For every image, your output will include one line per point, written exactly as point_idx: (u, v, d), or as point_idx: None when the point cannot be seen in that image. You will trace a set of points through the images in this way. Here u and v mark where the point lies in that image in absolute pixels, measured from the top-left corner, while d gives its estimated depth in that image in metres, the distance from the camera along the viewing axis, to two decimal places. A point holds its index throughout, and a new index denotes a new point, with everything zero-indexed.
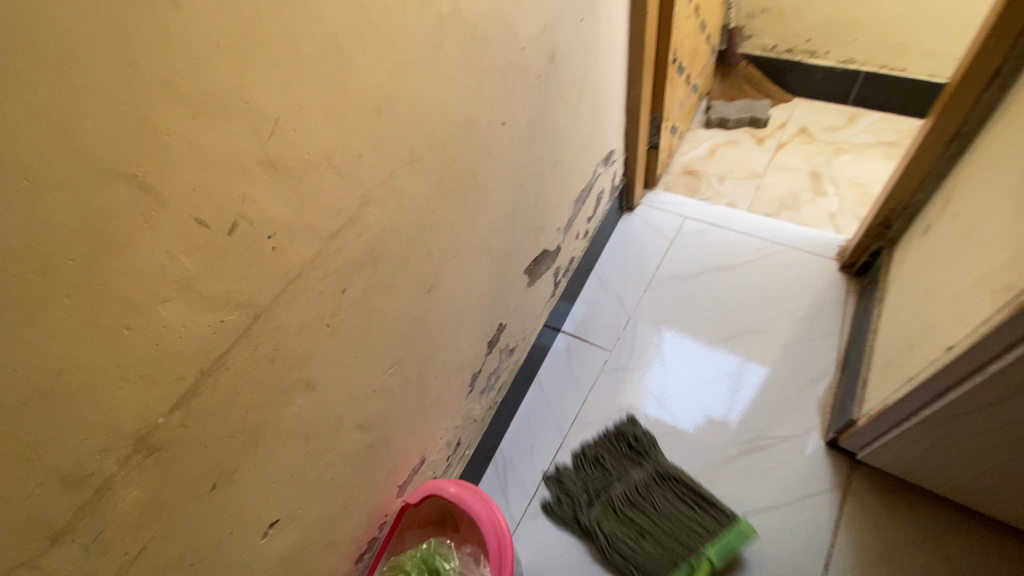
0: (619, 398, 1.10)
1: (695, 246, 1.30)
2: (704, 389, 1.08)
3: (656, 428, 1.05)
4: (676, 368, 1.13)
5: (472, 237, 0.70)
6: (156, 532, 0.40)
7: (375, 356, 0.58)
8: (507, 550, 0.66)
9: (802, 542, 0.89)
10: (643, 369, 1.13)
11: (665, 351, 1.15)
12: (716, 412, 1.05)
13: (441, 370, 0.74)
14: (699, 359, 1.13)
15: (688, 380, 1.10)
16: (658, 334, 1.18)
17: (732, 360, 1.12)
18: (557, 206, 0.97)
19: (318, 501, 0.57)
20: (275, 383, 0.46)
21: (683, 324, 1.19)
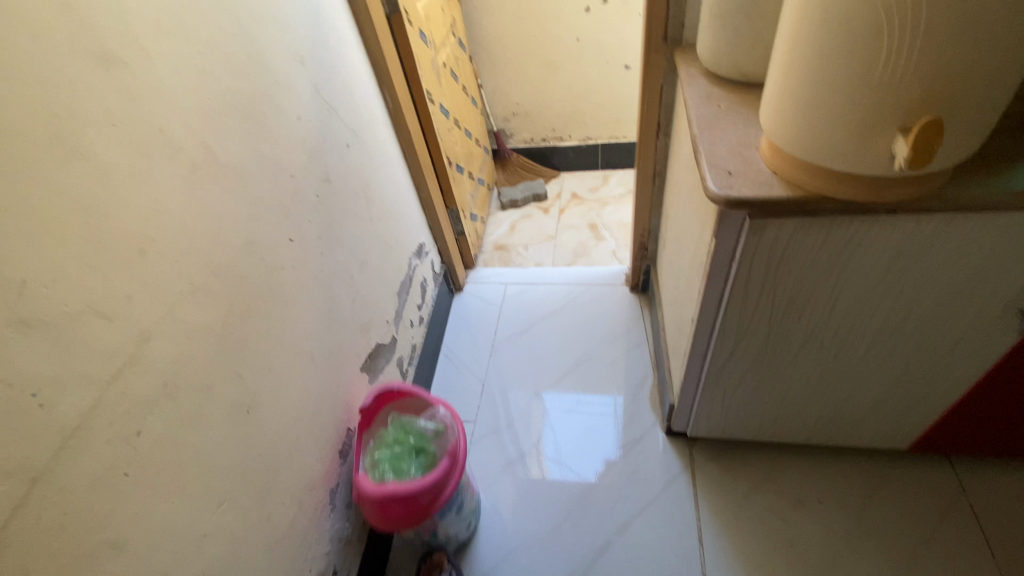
0: (520, 468, 1.12)
1: (530, 304, 1.46)
2: (591, 436, 1.16)
3: (559, 487, 1.08)
4: (560, 424, 1.19)
5: (289, 350, 0.73)
6: None
7: (200, 494, 0.56)
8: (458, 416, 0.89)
9: (677, 527, 0.99)
10: (535, 432, 1.18)
11: (550, 410, 1.22)
12: (608, 453, 1.12)
13: (290, 492, 0.72)
14: (574, 407, 1.22)
15: (573, 430, 1.17)
16: (536, 396, 1.25)
17: (606, 400, 1.22)
18: (378, 303, 1.04)
19: None
20: (73, 552, 0.43)
21: (552, 380, 1.28)
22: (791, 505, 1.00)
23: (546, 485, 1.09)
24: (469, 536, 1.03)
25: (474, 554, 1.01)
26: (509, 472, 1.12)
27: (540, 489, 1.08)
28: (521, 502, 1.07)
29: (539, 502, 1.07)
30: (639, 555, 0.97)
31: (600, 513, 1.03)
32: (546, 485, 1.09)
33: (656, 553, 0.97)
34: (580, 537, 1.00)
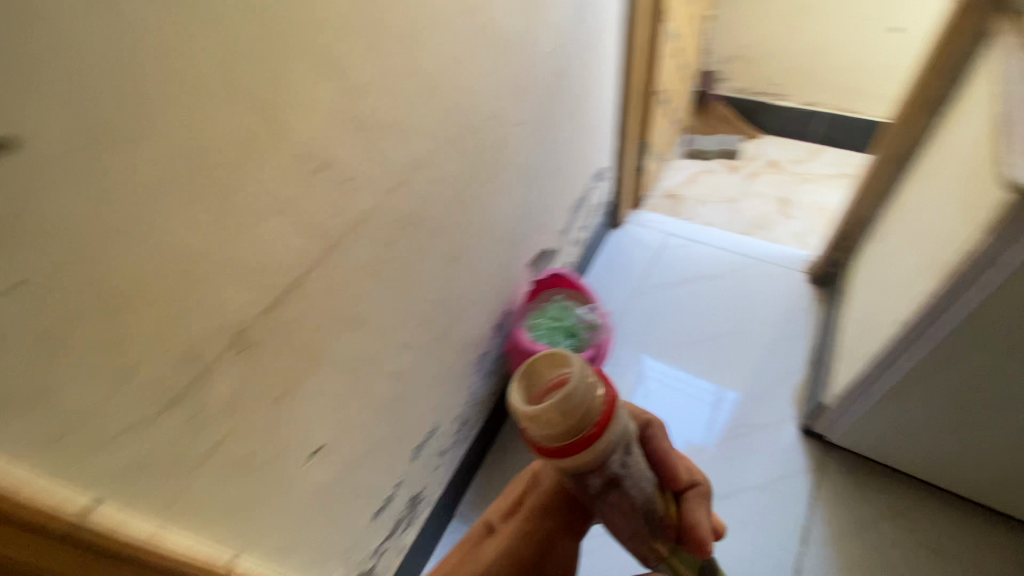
0: None
1: (662, 270, 1.40)
2: (681, 415, 1.12)
3: None
4: (654, 394, 1.16)
5: (489, 219, 0.80)
6: (235, 423, 0.46)
7: (407, 311, 0.66)
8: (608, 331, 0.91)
9: (782, 520, 0.96)
10: (627, 393, 1.16)
11: (647, 376, 1.19)
12: (699, 440, 1.07)
13: (456, 342, 0.82)
14: (676, 383, 1.17)
15: (667, 404, 1.14)
16: (639, 360, 1.22)
17: (710, 389, 1.16)
18: (558, 210, 1.08)
19: (349, 439, 0.63)
20: (335, 313, 0.53)
21: (661, 350, 1.24)
22: (923, 550, 0.91)
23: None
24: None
25: None
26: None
27: None
28: None
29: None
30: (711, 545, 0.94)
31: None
32: None
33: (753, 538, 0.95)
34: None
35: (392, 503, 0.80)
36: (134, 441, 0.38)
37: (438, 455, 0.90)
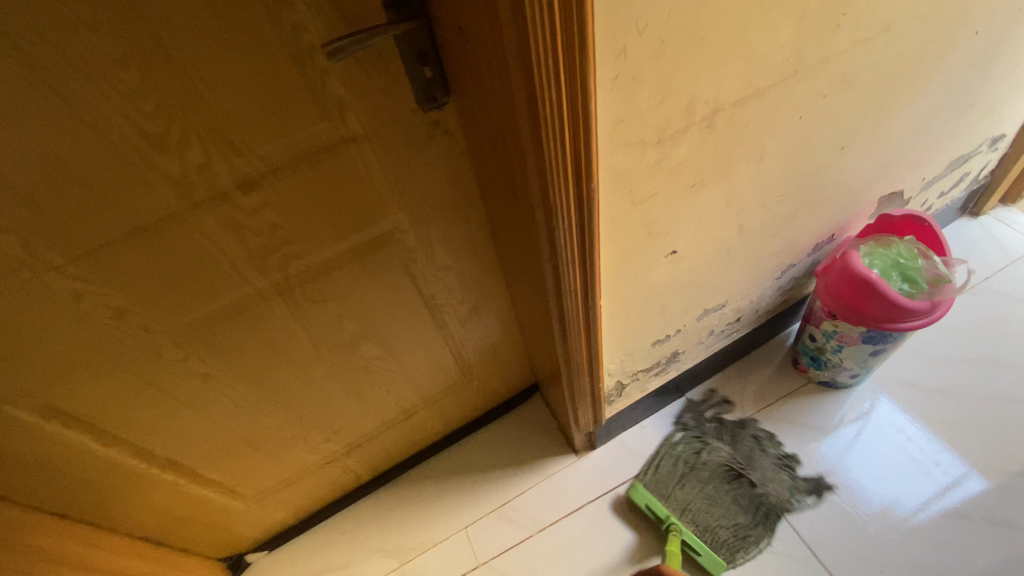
0: (794, 425, 1.04)
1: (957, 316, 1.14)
2: (895, 473, 0.96)
3: (821, 472, 0.98)
4: (869, 438, 1.00)
5: (886, 125, 0.76)
6: (664, 187, 0.58)
7: (785, 176, 0.70)
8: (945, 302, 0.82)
9: None
10: (838, 421, 1.03)
11: (871, 414, 1.03)
12: (901, 507, 0.93)
13: (787, 236, 0.84)
14: (902, 440, 1.00)
15: (878, 454, 0.99)
16: (871, 395, 1.06)
17: (946, 467, 0.96)
18: (936, 157, 0.96)
19: (686, 262, 0.73)
20: (757, 137, 0.60)
21: (906, 397, 1.05)
22: None
23: (810, 472, 0.98)
24: (814, 404, 1.05)
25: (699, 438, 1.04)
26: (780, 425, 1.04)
27: (802, 456, 1.00)
28: (772, 448, 1.01)
29: (792, 478, 0.98)
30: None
31: (845, 541, 0.91)
32: (810, 458, 0.99)
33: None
34: (804, 535, 0.92)
35: (664, 343, 0.90)
36: (631, 154, 0.51)
37: (709, 333, 0.96)
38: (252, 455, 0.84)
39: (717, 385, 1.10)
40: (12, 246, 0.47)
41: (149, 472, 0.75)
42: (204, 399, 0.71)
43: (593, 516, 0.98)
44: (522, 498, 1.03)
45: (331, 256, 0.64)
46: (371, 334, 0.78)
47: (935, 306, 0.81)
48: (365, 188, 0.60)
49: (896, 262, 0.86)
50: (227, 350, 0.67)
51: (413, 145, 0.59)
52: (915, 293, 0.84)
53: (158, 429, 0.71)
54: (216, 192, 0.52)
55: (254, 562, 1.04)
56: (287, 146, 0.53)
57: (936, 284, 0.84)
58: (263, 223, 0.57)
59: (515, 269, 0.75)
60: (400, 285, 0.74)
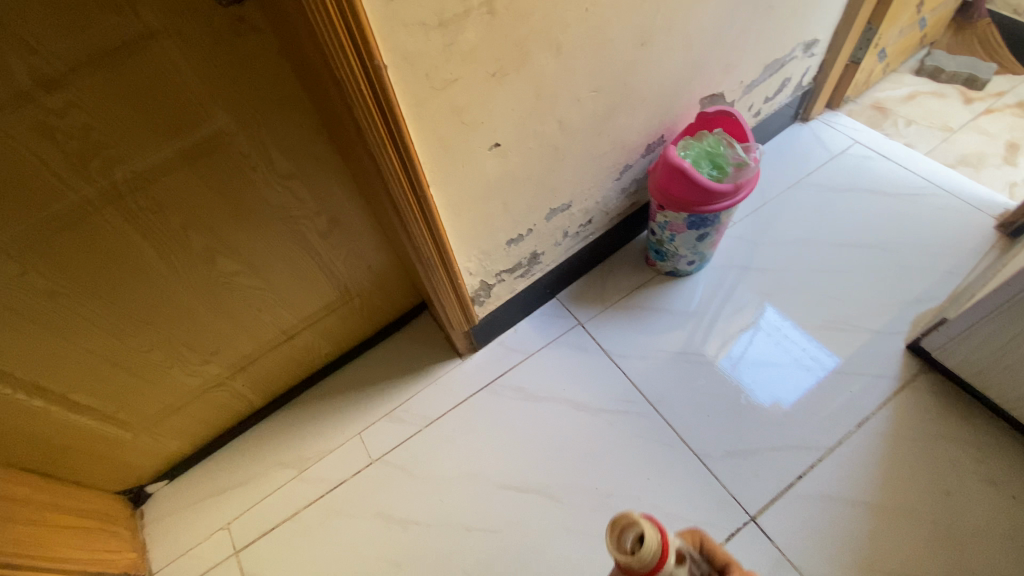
0: (696, 340, 1.13)
1: (819, 227, 1.27)
2: (781, 372, 1.08)
3: (721, 379, 1.08)
4: (758, 343, 1.12)
5: (682, 24, 0.87)
6: (463, 74, 0.65)
7: (591, 70, 0.79)
8: (747, 181, 0.96)
9: (853, 401, 1.03)
10: (732, 332, 1.14)
11: (760, 323, 1.14)
12: (786, 400, 1.04)
13: (614, 133, 0.94)
14: (786, 342, 1.11)
15: (767, 356, 1.10)
16: (757, 304, 1.17)
17: (820, 360, 1.09)
18: (749, 60, 1.08)
19: (515, 155, 0.81)
20: (546, 28, 0.68)
21: (786, 302, 1.17)
22: (978, 475, 0.94)
23: (710, 381, 1.08)
24: (664, 290, 1.20)
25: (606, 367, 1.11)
26: (685, 339, 1.13)
27: (704, 366, 1.09)
28: (676, 363, 1.10)
29: (667, 370, 1.10)
30: (717, 476, 0.98)
31: (699, 416, 1.04)
32: (710, 367, 1.09)
33: (810, 421, 1.02)
34: (646, 395, 1.07)
35: (521, 243, 0.99)
36: (414, 38, 0.57)
37: (564, 234, 1.07)
38: (127, 379, 0.87)
39: (584, 285, 1.22)
40: None
41: (13, 398, 0.77)
42: (56, 318, 0.73)
43: (473, 405, 1.09)
44: (412, 400, 1.12)
45: (161, 162, 0.67)
46: (227, 249, 0.81)
47: (738, 187, 0.96)
48: (181, 89, 0.63)
49: (707, 156, 1.00)
50: (68, 264, 0.69)
51: (221, 42, 0.62)
52: (722, 180, 0.98)
53: (11, 350, 0.72)
54: (15, 91, 0.54)
55: (155, 493, 1.07)
56: (81, 44, 0.54)
57: (738, 169, 0.98)
58: (75, 126, 0.59)
59: (358, 173, 0.80)
60: (247, 195, 0.77)
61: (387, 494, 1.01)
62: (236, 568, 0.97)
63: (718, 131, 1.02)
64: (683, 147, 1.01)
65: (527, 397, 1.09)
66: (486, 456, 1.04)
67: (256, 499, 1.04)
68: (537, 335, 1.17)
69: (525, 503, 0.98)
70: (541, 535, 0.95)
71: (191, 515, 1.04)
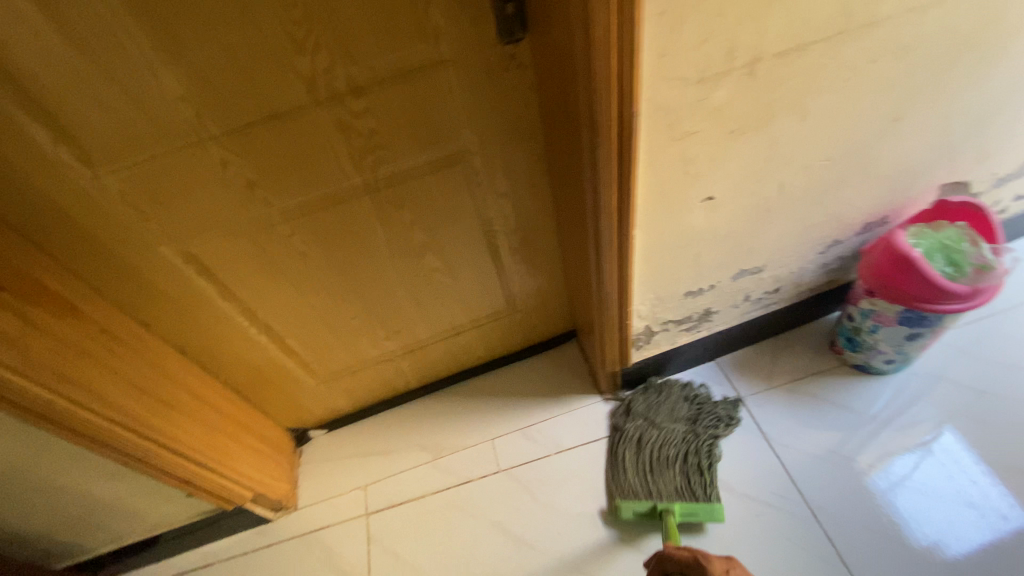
0: (848, 446, 1.00)
1: None
2: (947, 512, 0.92)
3: (869, 501, 0.94)
4: (926, 469, 0.96)
5: (948, 102, 0.78)
6: (703, 128, 0.65)
7: (829, 139, 0.75)
8: (988, 290, 0.84)
9: None
10: (894, 448, 0.99)
11: (934, 447, 0.98)
12: (949, 548, 0.89)
13: (832, 206, 0.87)
14: (962, 479, 0.94)
15: (931, 489, 0.94)
16: (932, 424, 1.00)
17: (1004, 511, 0.91)
18: (1015, 149, 0.94)
19: (723, 212, 0.79)
20: (798, 92, 0.66)
21: (973, 430, 0.98)
22: None
23: (855, 497, 0.95)
24: (844, 383, 1.07)
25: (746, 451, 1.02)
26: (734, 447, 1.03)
27: (852, 479, 0.97)
28: (820, 466, 0.99)
29: (810, 474, 0.98)
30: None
31: (868, 540, 0.91)
32: (858, 482, 0.96)
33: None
34: (808, 498, 0.96)
35: (698, 298, 0.96)
36: (671, 90, 0.59)
37: (743, 298, 1.01)
38: (326, 336, 1.01)
39: (749, 354, 1.14)
40: (190, 116, 0.64)
41: (248, 331, 0.93)
42: (299, 275, 0.88)
43: (607, 447, 1.08)
44: (546, 423, 1.14)
45: (411, 164, 0.78)
46: (435, 246, 0.92)
47: (977, 293, 0.83)
48: (447, 107, 0.72)
49: (940, 249, 0.89)
50: (321, 233, 0.82)
51: (489, 72, 0.70)
52: (956, 280, 0.88)
53: (261, 294, 0.88)
54: (334, 94, 0.66)
55: (314, 439, 1.23)
56: (389, 62, 0.65)
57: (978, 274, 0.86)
58: (364, 127, 0.71)
59: (564, 202, 0.85)
60: (464, 202, 0.86)
61: (506, 507, 1.04)
62: (364, 528, 1.06)
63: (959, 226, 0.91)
64: (913, 231, 0.91)
65: None
66: (610, 501, 1.01)
67: (392, 471, 1.13)
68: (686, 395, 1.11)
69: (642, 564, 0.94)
70: None
71: (338, 468, 1.16)
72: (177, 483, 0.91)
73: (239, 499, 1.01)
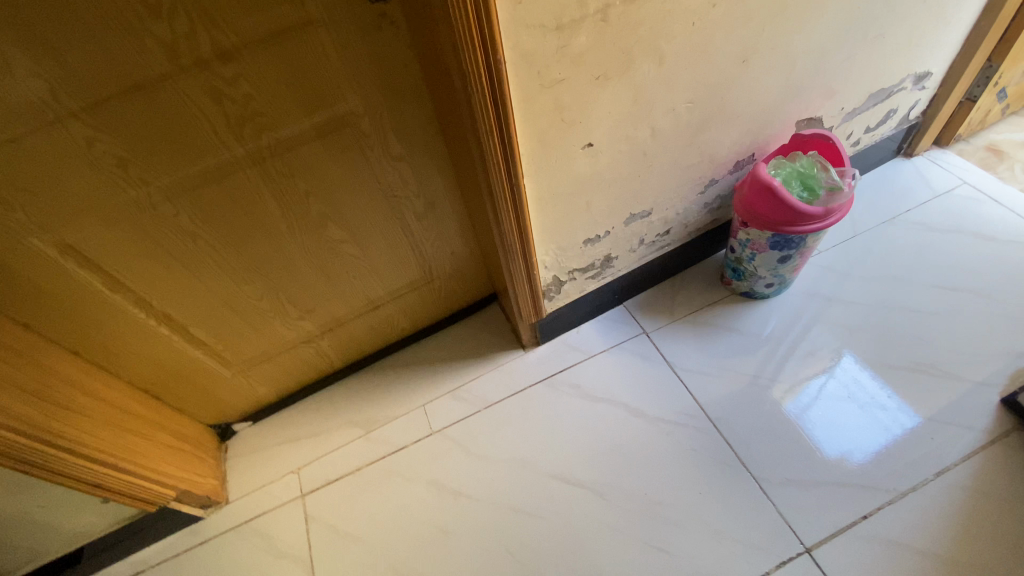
0: (763, 378, 1.09)
1: (911, 266, 1.21)
2: (853, 426, 1.02)
3: (787, 426, 1.03)
4: (832, 390, 1.07)
5: (787, 43, 0.88)
6: (570, 74, 0.70)
7: (690, 82, 0.82)
8: (837, 207, 0.95)
9: (932, 457, 0.97)
10: (802, 376, 1.09)
11: (835, 370, 1.09)
12: (856, 456, 0.99)
13: (703, 147, 0.96)
14: (862, 394, 1.06)
15: (839, 408, 1.05)
16: (831, 349, 1.12)
17: (898, 416, 1.02)
18: (852, 87, 1.07)
19: (606, 158, 0.85)
20: (652, 37, 0.73)
21: (861, 348, 1.11)
22: None
23: (772, 422, 1.04)
24: (735, 310, 1.19)
25: (674, 393, 1.10)
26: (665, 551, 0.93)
27: (770, 408, 1.05)
28: (740, 400, 1.07)
29: (735, 409, 1.06)
30: (775, 504, 0.95)
31: (763, 442, 1.02)
32: (776, 410, 1.05)
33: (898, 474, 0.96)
34: (706, 411, 1.06)
35: (598, 244, 1.02)
36: (533, 38, 0.63)
37: (639, 241, 1.09)
38: (236, 321, 0.99)
39: (654, 295, 1.23)
40: (41, 92, 0.60)
41: (147, 323, 0.89)
42: (194, 259, 0.85)
43: (531, 394, 1.14)
44: (473, 382, 1.18)
45: (297, 132, 0.77)
46: (337, 217, 0.92)
47: (827, 212, 0.95)
48: (325, 69, 0.72)
49: (797, 176, 1.00)
50: (212, 212, 0.80)
51: (363, 32, 0.71)
52: (812, 203, 0.97)
53: (155, 283, 0.85)
54: (201, 62, 0.65)
55: (240, 432, 1.20)
56: (256, 24, 0.65)
57: (829, 193, 0.97)
58: (240, 94, 0.70)
59: (459, 161, 0.88)
60: (359, 168, 0.87)
61: (442, 465, 1.08)
62: (300, 509, 1.06)
63: (812, 154, 1.01)
64: (774, 164, 1.01)
65: (584, 395, 1.12)
66: (538, 443, 1.08)
67: (326, 450, 1.13)
68: (600, 338, 1.19)
69: (570, 495, 1.01)
70: (582, 527, 0.97)
71: (269, 455, 1.15)
72: (87, 490, 0.87)
73: (160, 499, 0.98)
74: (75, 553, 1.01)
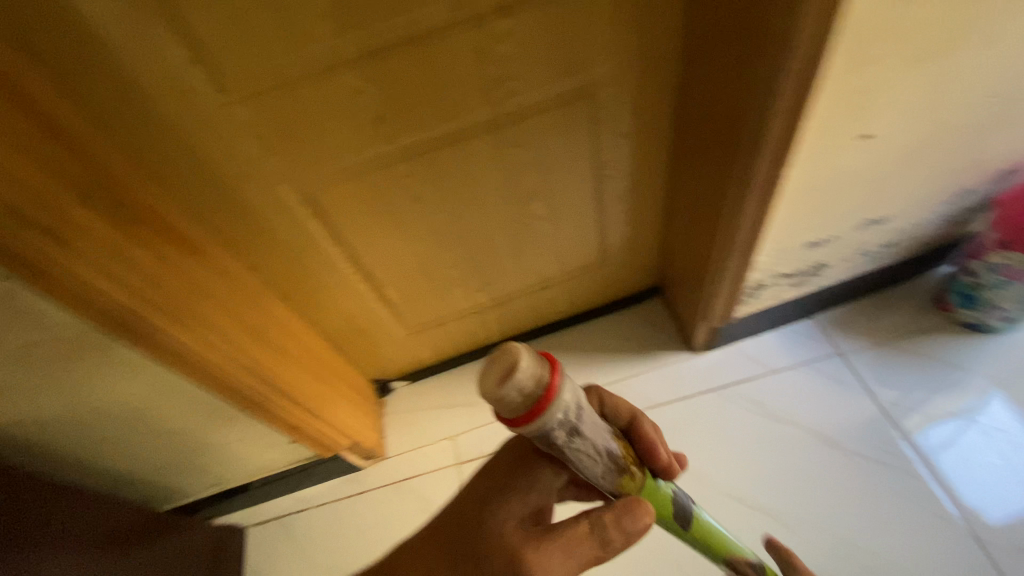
0: (889, 407, 0.99)
1: None
2: (989, 481, 0.90)
3: (910, 465, 0.93)
4: (973, 438, 0.93)
5: None
6: (889, 52, 0.59)
7: (1006, 69, 0.68)
8: None
9: None
10: (935, 413, 0.97)
11: (978, 414, 0.95)
12: (983, 515, 0.88)
13: (979, 149, 0.81)
14: (1007, 448, 0.92)
15: (978, 457, 0.92)
16: (978, 390, 0.98)
17: None
18: None
19: (874, 153, 0.73)
20: (995, 12, 0.60)
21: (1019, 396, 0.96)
22: None
23: (890, 457, 0.94)
24: (956, 341, 1.03)
25: (851, 420, 0.99)
26: None
27: (889, 441, 0.96)
28: (857, 426, 0.98)
29: (853, 437, 0.97)
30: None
31: (983, 498, 0.89)
32: (897, 445, 0.95)
33: None
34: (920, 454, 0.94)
35: (817, 249, 0.91)
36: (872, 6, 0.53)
37: (858, 252, 0.96)
38: (423, 285, 0.98)
39: (850, 311, 1.10)
40: (331, 39, 0.59)
41: (350, 278, 0.91)
42: (408, 220, 0.84)
43: (708, 403, 1.06)
44: (635, 378, 1.11)
45: (541, 99, 0.73)
46: (544, 192, 0.88)
47: None
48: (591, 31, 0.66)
49: None
50: (438, 175, 0.78)
51: None
52: None
53: (368, 240, 0.85)
54: (480, 16, 0.61)
55: (396, 389, 1.23)
56: None
57: None
58: (503, 54, 0.66)
59: (693, 143, 0.80)
60: (584, 142, 0.81)
61: None
62: (458, 477, 1.07)
63: None
64: None
65: (766, 412, 1.03)
66: (713, 456, 1.00)
67: (480, 422, 1.13)
68: (784, 352, 1.08)
69: (747, 517, 0.94)
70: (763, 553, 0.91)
71: (425, 418, 1.17)
72: (287, 431, 0.91)
73: (337, 446, 1.02)
74: (243, 487, 1.06)
